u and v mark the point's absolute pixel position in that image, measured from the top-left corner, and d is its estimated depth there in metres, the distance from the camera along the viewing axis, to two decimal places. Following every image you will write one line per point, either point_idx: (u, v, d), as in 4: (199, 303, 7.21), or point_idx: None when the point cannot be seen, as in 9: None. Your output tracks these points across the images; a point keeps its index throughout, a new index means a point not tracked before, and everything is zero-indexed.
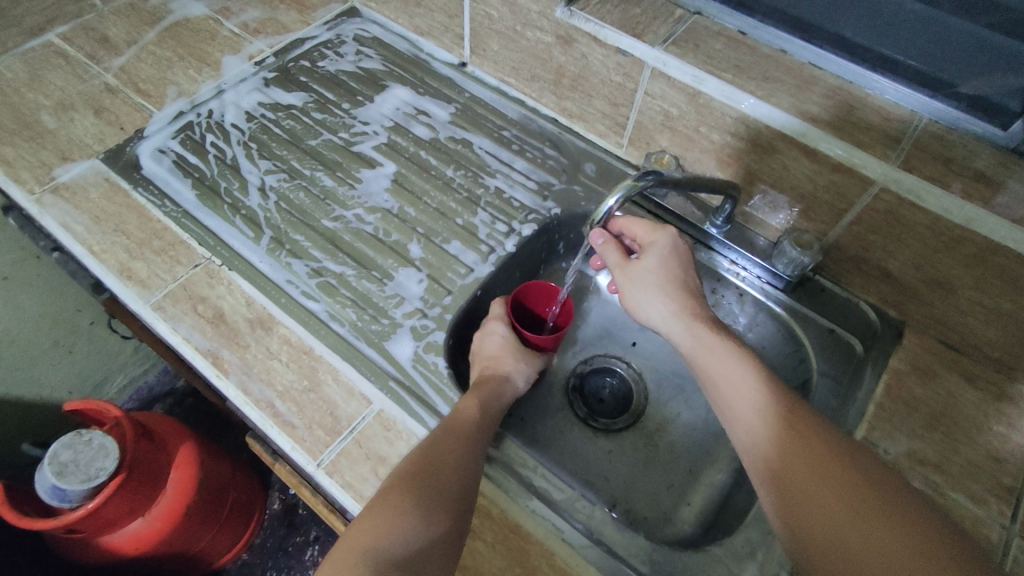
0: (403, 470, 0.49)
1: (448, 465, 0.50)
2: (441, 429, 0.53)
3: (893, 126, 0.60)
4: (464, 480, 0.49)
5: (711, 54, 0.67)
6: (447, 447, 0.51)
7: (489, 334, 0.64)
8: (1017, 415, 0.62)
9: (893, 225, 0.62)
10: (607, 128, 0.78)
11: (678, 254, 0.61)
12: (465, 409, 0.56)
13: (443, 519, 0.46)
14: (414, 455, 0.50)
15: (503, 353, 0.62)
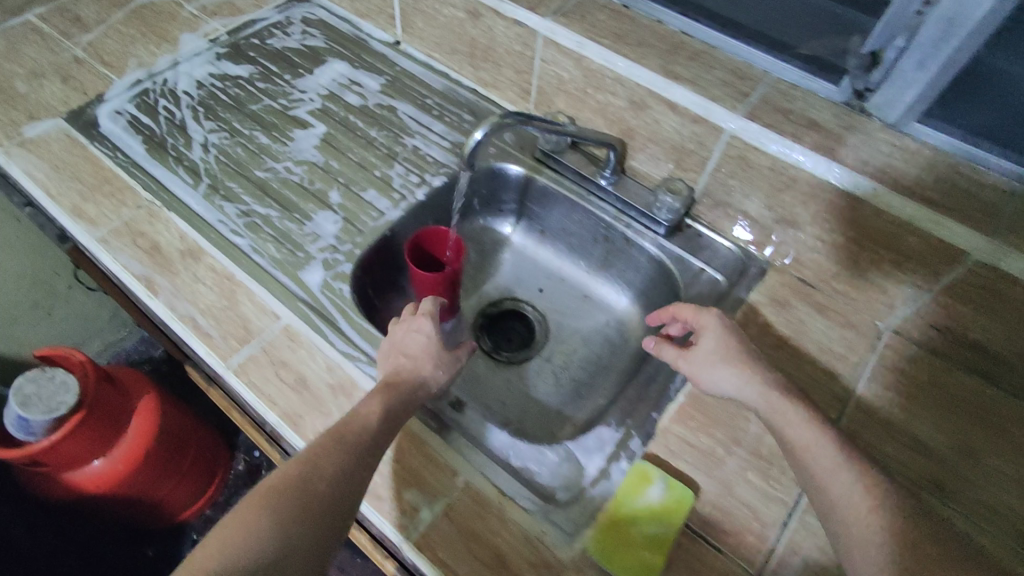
0: (285, 476, 0.49)
1: (334, 474, 0.50)
2: (339, 431, 0.53)
3: (743, 82, 0.69)
4: (342, 494, 0.50)
5: (594, 23, 0.74)
6: (332, 456, 0.51)
7: (414, 332, 0.65)
8: (857, 338, 0.67)
9: (744, 169, 0.70)
10: (517, 95, 0.86)
11: (730, 333, 0.63)
12: (369, 410, 0.56)
13: (310, 534, 0.47)
14: (298, 461, 0.50)
15: (427, 349, 0.64)
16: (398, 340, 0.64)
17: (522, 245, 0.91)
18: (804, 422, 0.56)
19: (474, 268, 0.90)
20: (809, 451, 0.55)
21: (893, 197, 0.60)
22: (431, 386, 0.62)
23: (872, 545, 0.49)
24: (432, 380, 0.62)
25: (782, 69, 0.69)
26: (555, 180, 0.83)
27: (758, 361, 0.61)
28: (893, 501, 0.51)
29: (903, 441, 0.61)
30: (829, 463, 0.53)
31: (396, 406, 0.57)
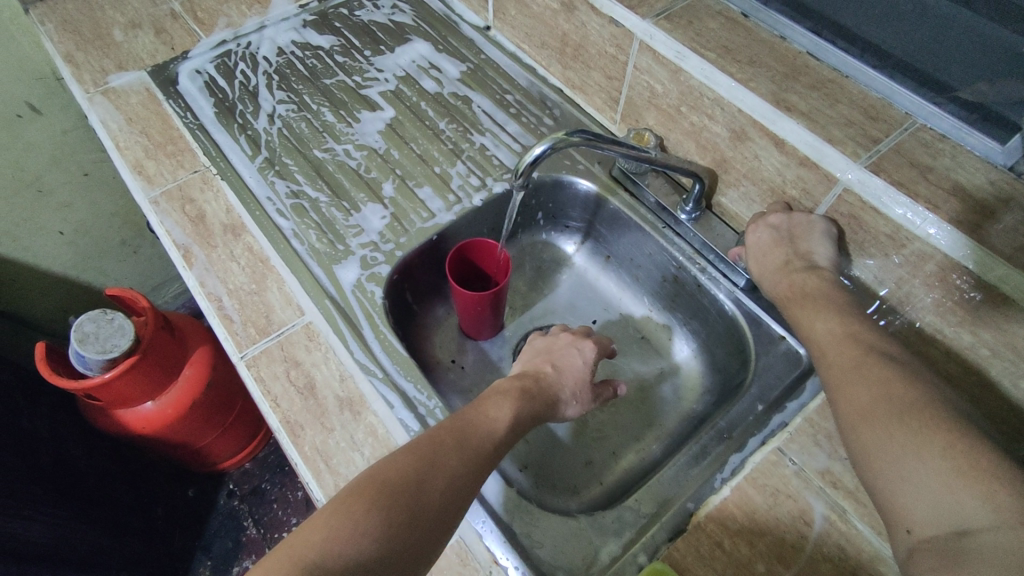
0: (387, 465, 0.46)
1: (450, 466, 0.48)
2: (447, 427, 0.51)
3: (875, 125, 0.56)
4: (458, 496, 0.47)
5: (702, 32, 0.64)
6: (451, 451, 0.49)
7: (576, 353, 0.67)
8: None
9: (856, 230, 0.58)
10: (603, 102, 0.77)
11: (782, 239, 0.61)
12: (498, 416, 0.55)
13: (426, 530, 0.45)
14: (405, 449, 0.48)
15: (578, 382, 0.65)
16: (556, 358, 0.66)
17: (584, 269, 0.83)
18: (868, 368, 0.48)
19: (526, 284, 0.83)
20: (854, 378, 0.48)
21: None
22: (558, 412, 0.62)
23: (897, 445, 0.41)
24: (563, 409, 0.63)
25: (932, 115, 0.55)
26: (630, 204, 0.74)
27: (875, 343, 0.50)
28: (915, 397, 0.44)
29: None
30: (864, 380, 0.47)
31: (522, 415, 0.57)
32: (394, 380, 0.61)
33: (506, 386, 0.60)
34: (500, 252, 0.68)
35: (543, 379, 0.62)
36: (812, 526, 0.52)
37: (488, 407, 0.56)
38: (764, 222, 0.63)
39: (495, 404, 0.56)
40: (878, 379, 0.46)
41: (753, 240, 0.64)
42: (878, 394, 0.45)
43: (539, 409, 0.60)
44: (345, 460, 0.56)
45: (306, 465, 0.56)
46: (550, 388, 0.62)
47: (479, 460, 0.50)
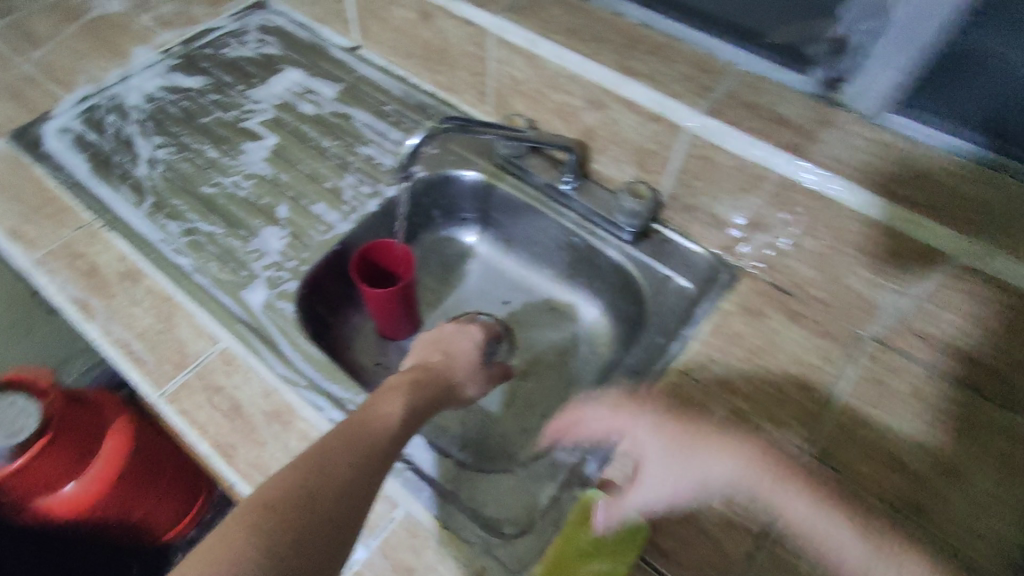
0: (271, 485, 0.43)
1: (347, 467, 0.46)
2: (341, 429, 0.49)
3: (704, 75, 0.64)
4: (353, 501, 0.45)
5: (547, 20, 0.71)
6: (346, 451, 0.47)
7: (464, 336, 0.70)
8: (836, 350, 0.63)
9: (707, 169, 0.65)
10: (476, 98, 0.82)
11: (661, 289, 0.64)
12: (393, 410, 0.54)
13: (324, 542, 0.42)
14: (291, 463, 0.45)
15: (467, 363, 0.68)
16: (444, 342, 0.69)
17: (488, 255, 0.88)
18: (802, 499, 0.49)
19: (436, 280, 0.86)
20: (795, 521, 0.49)
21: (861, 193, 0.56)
22: (458, 393, 0.65)
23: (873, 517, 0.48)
24: (461, 390, 0.65)
25: (745, 58, 0.64)
26: (515, 186, 0.79)
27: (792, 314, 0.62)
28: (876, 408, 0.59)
29: (883, 459, 0.56)
30: (810, 528, 0.48)
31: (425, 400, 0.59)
32: (318, 385, 0.62)
33: (400, 380, 0.61)
34: (400, 249, 0.71)
35: (435, 367, 0.64)
36: (720, 430, 0.59)
37: (378, 404, 0.55)
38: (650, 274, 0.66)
39: (388, 400, 0.56)
40: (788, 471, 0.51)
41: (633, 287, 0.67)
42: (805, 506, 0.49)
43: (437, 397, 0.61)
44: (283, 470, 0.57)
45: (245, 482, 0.56)
46: (446, 373, 0.64)
47: (378, 454, 0.48)
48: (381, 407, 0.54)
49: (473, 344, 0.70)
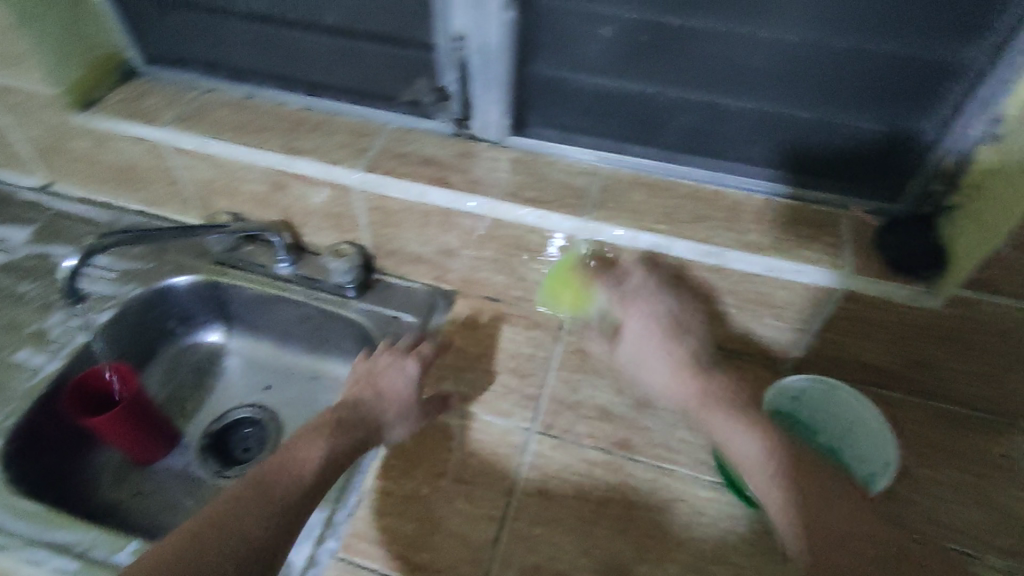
0: (159, 552, 0.44)
1: (202, 556, 0.44)
2: (211, 509, 0.47)
3: (362, 139, 0.74)
4: (231, 564, 0.44)
5: (214, 121, 0.76)
6: (189, 543, 0.44)
7: (400, 371, 0.65)
8: (542, 336, 0.74)
9: (389, 217, 0.74)
10: (180, 205, 0.85)
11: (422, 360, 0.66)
12: (309, 458, 0.53)
13: None
14: (172, 535, 0.45)
15: (394, 405, 0.62)
16: (377, 380, 0.64)
17: (240, 347, 0.89)
18: (741, 432, 0.55)
19: (191, 389, 0.86)
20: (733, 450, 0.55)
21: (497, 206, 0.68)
22: (382, 437, 0.61)
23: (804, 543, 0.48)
24: (388, 433, 0.61)
25: (388, 116, 0.75)
26: (237, 276, 0.82)
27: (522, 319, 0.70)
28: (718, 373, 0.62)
29: (593, 414, 0.68)
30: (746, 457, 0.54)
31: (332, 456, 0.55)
32: (41, 539, 0.59)
33: (316, 422, 0.58)
34: (109, 369, 0.70)
35: (360, 408, 0.61)
36: (454, 438, 0.66)
37: (296, 449, 0.54)
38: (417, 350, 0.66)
39: (306, 444, 0.55)
40: (724, 412, 0.58)
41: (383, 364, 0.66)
42: (750, 442, 0.54)
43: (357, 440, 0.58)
44: None
45: None
46: (369, 416, 0.60)
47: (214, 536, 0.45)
48: (242, 478, 0.50)
49: (410, 382, 0.64)
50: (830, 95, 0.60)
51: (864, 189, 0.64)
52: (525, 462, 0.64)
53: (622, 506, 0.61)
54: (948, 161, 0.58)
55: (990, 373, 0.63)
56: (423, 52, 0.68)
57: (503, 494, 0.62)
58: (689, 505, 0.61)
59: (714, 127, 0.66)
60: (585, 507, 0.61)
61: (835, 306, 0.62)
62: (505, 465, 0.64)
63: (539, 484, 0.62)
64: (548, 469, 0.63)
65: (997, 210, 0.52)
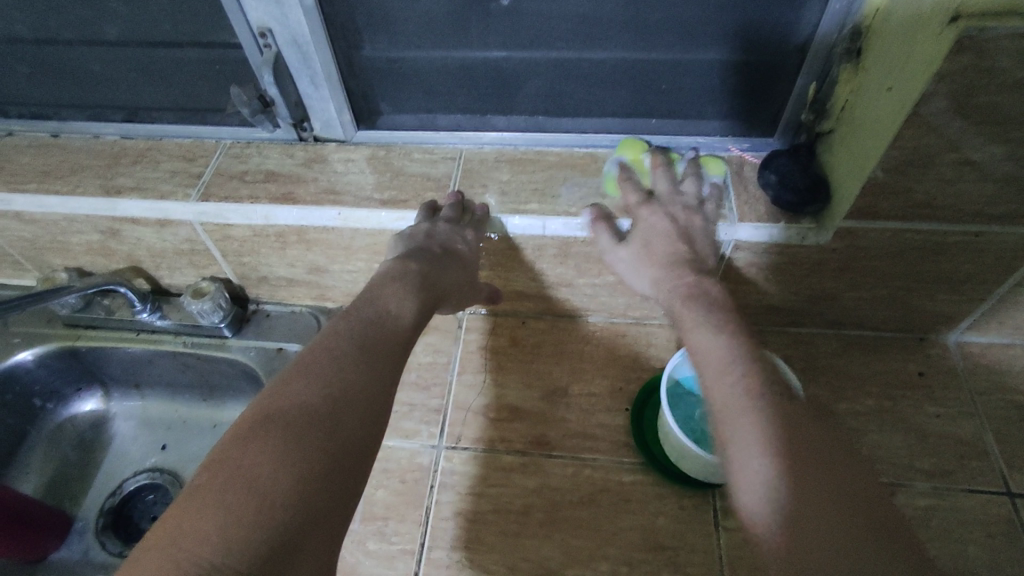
0: (290, 402, 0.41)
1: (266, 486, 0.36)
2: (233, 445, 0.38)
3: (194, 164, 0.65)
4: (360, 424, 0.42)
5: (16, 171, 0.66)
6: (222, 487, 0.36)
7: (459, 240, 0.57)
8: (441, 339, 0.69)
9: (244, 245, 0.66)
10: (13, 269, 0.75)
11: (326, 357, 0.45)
12: (402, 312, 0.51)
13: (323, 498, 0.37)
14: (304, 382, 0.43)
15: (465, 274, 0.58)
16: (443, 238, 0.56)
17: (128, 408, 0.80)
18: (715, 335, 0.45)
19: (78, 467, 0.77)
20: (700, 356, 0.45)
21: (355, 215, 0.60)
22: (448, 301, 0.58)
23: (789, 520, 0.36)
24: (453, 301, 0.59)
25: (221, 131, 0.67)
26: (96, 337, 0.74)
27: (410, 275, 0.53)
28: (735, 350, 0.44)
29: (504, 415, 0.63)
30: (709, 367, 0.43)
31: (412, 323, 0.52)
32: None
33: (397, 269, 0.54)
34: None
35: (447, 265, 0.56)
36: None
37: (385, 300, 0.51)
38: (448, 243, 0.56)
39: (394, 295, 0.52)
40: (708, 313, 0.47)
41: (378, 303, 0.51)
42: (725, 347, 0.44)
43: (428, 295, 0.54)
44: None
45: None
46: (447, 283, 0.56)
47: (299, 446, 0.38)
48: (283, 393, 0.42)
49: (471, 250, 0.58)
50: (680, 36, 0.55)
51: (739, 124, 0.61)
52: (436, 483, 0.59)
53: (544, 509, 0.57)
54: (811, 86, 0.55)
55: (899, 296, 0.61)
56: (235, 53, 0.61)
57: (418, 524, 0.57)
58: (614, 492, 0.58)
59: (570, 87, 0.60)
60: (507, 519, 0.57)
61: (728, 258, 0.59)
62: (415, 491, 0.59)
63: (453, 504, 0.58)
64: (463, 485, 0.59)
65: (859, 135, 0.50)
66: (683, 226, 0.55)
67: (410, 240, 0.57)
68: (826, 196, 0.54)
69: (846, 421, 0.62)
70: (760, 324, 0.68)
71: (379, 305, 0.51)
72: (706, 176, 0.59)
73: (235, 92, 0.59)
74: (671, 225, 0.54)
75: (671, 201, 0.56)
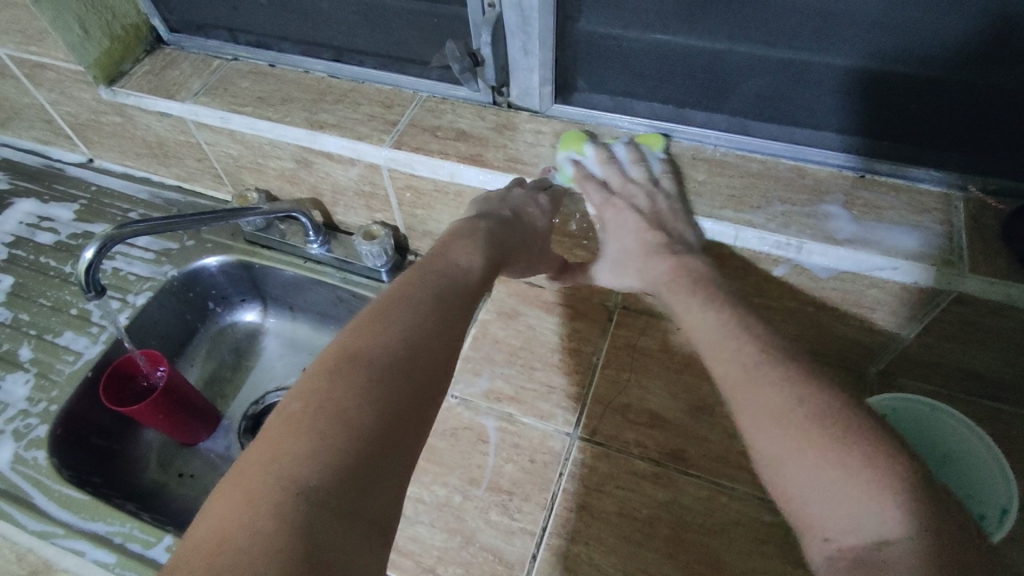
0: (364, 340, 0.40)
1: (354, 419, 0.35)
2: (317, 380, 0.37)
3: (391, 111, 0.67)
4: (432, 366, 0.40)
5: (237, 93, 0.71)
6: (311, 417, 0.35)
7: (530, 206, 0.56)
8: (588, 327, 0.68)
9: (421, 197, 0.68)
10: (213, 181, 0.82)
11: (394, 295, 0.44)
12: (469, 264, 0.49)
13: (405, 435, 0.36)
14: (374, 319, 0.41)
15: (535, 241, 0.57)
16: (516, 202, 0.56)
17: (280, 327, 0.87)
18: (709, 312, 0.47)
19: (232, 369, 0.84)
20: (695, 330, 0.47)
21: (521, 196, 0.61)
22: (518, 264, 0.56)
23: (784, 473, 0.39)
24: (519, 269, 0.57)
25: (421, 84, 0.69)
26: (269, 257, 0.80)
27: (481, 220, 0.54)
28: (727, 322, 0.46)
29: (642, 419, 0.61)
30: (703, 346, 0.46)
31: (484, 272, 0.50)
32: (80, 529, 0.61)
33: (467, 227, 0.53)
34: (140, 355, 0.68)
35: (520, 230, 0.54)
36: (489, 442, 0.61)
37: (453, 253, 0.50)
38: (531, 200, 0.56)
39: (463, 249, 0.50)
40: (694, 290, 0.50)
41: (448, 254, 0.50)
42: (716, 322, 0.46)
43: (497, 253, 0.52)
44: None
45: None
46: (519, 247, 0.55)
47: (379, 384, 0.37)
48: (357, 333, 0.40)
49: (544, 213, 0.57)
50: (947, 55, 0.48)
51: (988, 162, 0.53)
52: (565, 471, 0.58)
53: (673, 527, 0.55)
54: None
55: None
56: (456, 9, 0.61)
57: (541, 507, 0.56)
58: (749, 528, 0.54)
59: (795, 91, 0.55)
60: (632, 527, 0.55)
61: (938, 311, 0.52)
62: (544, 473, 0.58)
63: (580, 497, 0.57)
64: (591, 481, 0.57)
65: None
66: (650, 213, 0.56)
67: (486, 205, 0.56)
68: None
69: None
70: (949, 389, 0.60)
71: (444, 254, 0.50)
72: (650, 153, 0.59)
73: (450, 47, 0.60)
74: (639, 216, 0.56)
75: (629, 190, 0.57)
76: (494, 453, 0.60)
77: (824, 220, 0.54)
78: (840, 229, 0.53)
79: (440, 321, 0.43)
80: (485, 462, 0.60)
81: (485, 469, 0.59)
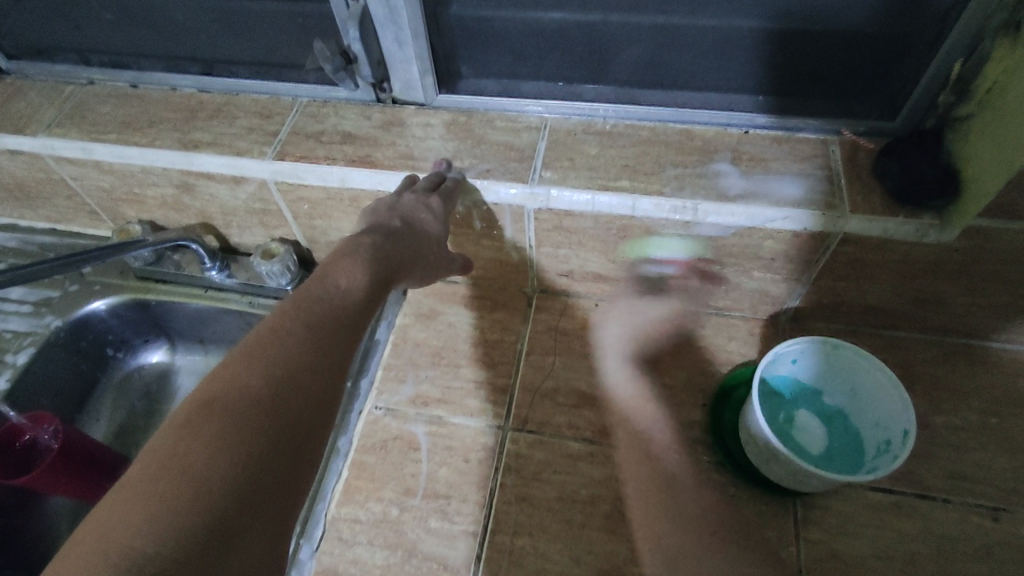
0: (226, 384, 0.37)
1: (205, 476, 0.32)
2: (167, 432, 0.34)
3: (270, 121, 0.64)
4: (304, 410, 0.38)
5: (97, 120, 0.66)
6: (153, 477, 0.31)
7: (420, 212, 0.53)
8: (509, 317, 0.67)
9: (316, 208, 0.64)
10: (89, 217, 0.76)
11: (266, 328, 0.42)
12: (350, 282, 0.47)
13: (270, 488, 0.34)
14: (240, 358, 0.39)
15: (427, 247, 0.54)
16: (404, 211, 0.53)
17: (192, 363, 0.81)
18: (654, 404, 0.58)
19: (144, 417, 0.78)
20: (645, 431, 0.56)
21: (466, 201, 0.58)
22: (409, 274, 0.54)
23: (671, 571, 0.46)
24: (411, 278, 0.55)
25: (298, 88, 0.65)
26: (165, 291, 0.74)
27: (365, 237, 0.51)
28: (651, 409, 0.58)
29: (572, 401, 0.61)
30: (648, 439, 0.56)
31: (368, 293, 0.48)
32: None
33: (351, 243, 0.51)
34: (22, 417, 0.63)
35: (405, 241, 0.52)
36: (420, 448, 0.59)
37: (332, 275, 0.47)
38: (420, 206, 0.54)
39: (345, 267, 0.48)
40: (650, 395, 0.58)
41: (325, 275, 0.47)
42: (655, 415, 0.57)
43: (382, 267, 0.50)
44: None
45: None
46: (408, 255, 0.53)
47: (236, 431, 0.34)
48: (219, 378, 0.37)
49: (436, 218, 0.54)
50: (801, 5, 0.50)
51: (854, 107, 0.55)
52: (501, 465, 0.57)
53: (614, 502, 0.55)
54: (953, 64, 0.48)
55: (1016, 304, 0.55)
56: (320, 5, 0.58)
57: (480, 505, 0.55)
58: None
59: (667, 55, 0.56)
60: (574, 509, 0.55)
61: (831, 252, 0.54)
62: (479, 471, 0.57)
63: (518, 488, 0.56)
64: (528, 471, 0.57)
65: (1010, 123, 0.44)
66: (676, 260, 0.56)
67: (373, 215, 0.54)
68: (955, 192, 0.49)
69: (945, 437, 0.56)
70: (852, 324, 0.62)
71: (321, 274, 0.47)
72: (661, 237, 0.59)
73: (320, 47, 0.57)
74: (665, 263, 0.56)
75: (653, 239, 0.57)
76: (428, 458, 0.58)
77: (714, 179, 0.55)
78: (730, 186, 0.54)
79: (315, 356, 0.41)
80: (419, 470, 0.58)
81: (420, 477, 0.57)
